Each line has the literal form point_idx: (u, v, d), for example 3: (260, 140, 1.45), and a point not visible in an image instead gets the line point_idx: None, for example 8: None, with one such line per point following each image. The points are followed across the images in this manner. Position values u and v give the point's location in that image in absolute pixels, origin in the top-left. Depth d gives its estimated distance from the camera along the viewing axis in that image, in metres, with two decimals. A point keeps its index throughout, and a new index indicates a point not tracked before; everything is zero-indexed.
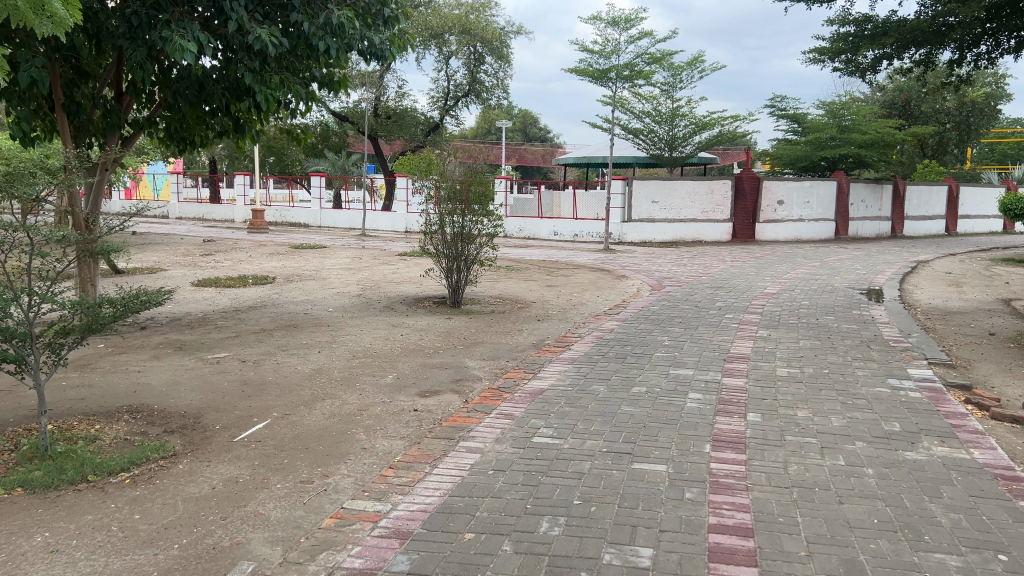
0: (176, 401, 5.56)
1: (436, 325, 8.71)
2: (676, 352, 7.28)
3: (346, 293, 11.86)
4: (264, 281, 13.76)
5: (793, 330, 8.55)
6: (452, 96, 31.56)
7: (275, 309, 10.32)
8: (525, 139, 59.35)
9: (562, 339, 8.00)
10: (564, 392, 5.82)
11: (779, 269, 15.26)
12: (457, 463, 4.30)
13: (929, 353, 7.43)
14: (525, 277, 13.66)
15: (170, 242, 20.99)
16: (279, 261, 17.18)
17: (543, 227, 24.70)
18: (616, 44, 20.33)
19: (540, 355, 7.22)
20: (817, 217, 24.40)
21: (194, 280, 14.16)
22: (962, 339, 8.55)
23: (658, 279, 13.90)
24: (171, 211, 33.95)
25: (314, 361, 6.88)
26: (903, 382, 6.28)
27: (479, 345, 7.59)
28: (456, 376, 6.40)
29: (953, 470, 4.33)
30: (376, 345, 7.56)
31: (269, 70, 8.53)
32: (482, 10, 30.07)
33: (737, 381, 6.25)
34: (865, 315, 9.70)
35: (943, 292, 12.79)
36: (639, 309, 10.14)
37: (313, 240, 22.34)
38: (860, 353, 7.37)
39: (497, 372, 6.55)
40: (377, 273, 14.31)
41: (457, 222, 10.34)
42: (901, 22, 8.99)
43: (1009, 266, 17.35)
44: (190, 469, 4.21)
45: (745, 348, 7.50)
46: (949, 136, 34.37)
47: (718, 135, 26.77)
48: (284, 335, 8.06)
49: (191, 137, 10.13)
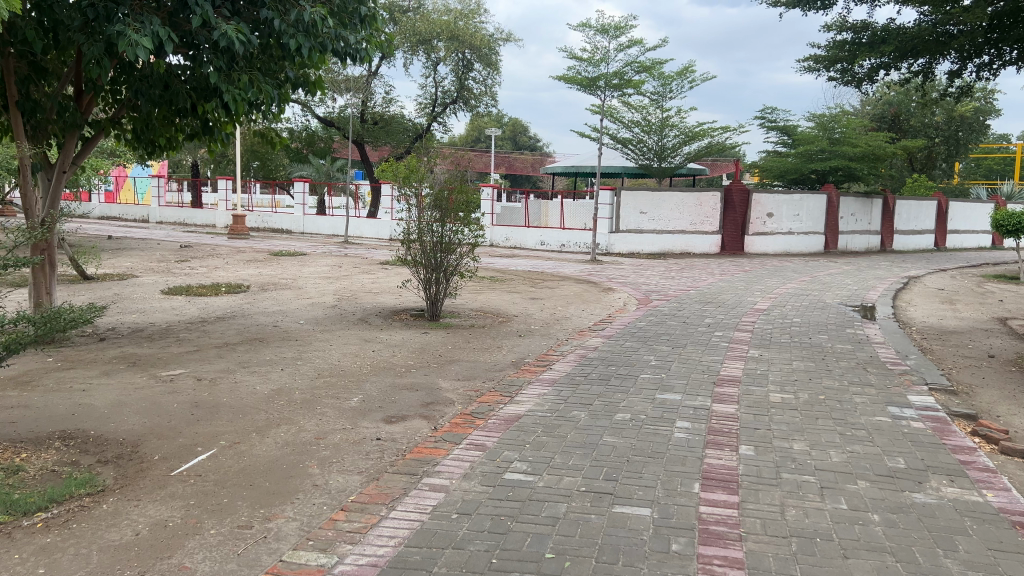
0: (117, 426, 5.08)
1: (411, 340, 8.26)
2: (663, 374, 6.87)
3: (320, 304, 11.39)
4: (238, 290, 13.27)
5: (785, 350, 8.17)
6: (440, 103, 31.16)
7: (244, 321, 9.83)
8: (514, 147, 59.06)
9: (543, 357, 7.56)
10: (541, 419, 5.38)
11: (770, 284, 14.89)
12: (417, 505, 3.85)
13: (930, 378, 7.04)
14: (509, 288, 13.24)
15: (145, 247, 20.43)
16: (256, 268, 16.70)
17: (530, 237, 24.30)
18: (605, 52, 19.95)
19: (519, 375, 6.78)
20: (807, 230, 24.11)
21: (165, 288, 13.63)
22: (960, 360, 8.19)
23: (645, 292, 13.50)
24: (151, 215, 33.38)
25: (275, 380, 6.41)
26: (904, 410, 5.87)
27: (454, 364, 7.15)
28: (427, 399, 5.94)
29: (967, 517, 3.90)
30: (344, 363, 7.10)
31: (237, 69, 8.08)
32: (471, 16, 29.67)
33: (728, 407, 5.82)
34: (859, 334, 9.31)
35: (938, 310, 12.43)
36: (625, 325, 9.73)
37: (293, 247, 21.87)
38: (856, 377, 6.98)
39: (472, 394, 6.09)
40: (356, 283, 13.85)
41: (437, 231, 9.90)
42: (899, 31, 8.66)
43: (1001, 283, 17.04)
44: (115, 510, 3.74)
45: (737, 370, 7.10)
46: (938, 150, 34.30)
47: (708, 146, 26.44)
48: (247, 350, 7.59)
49: (159, 139, 9.62)
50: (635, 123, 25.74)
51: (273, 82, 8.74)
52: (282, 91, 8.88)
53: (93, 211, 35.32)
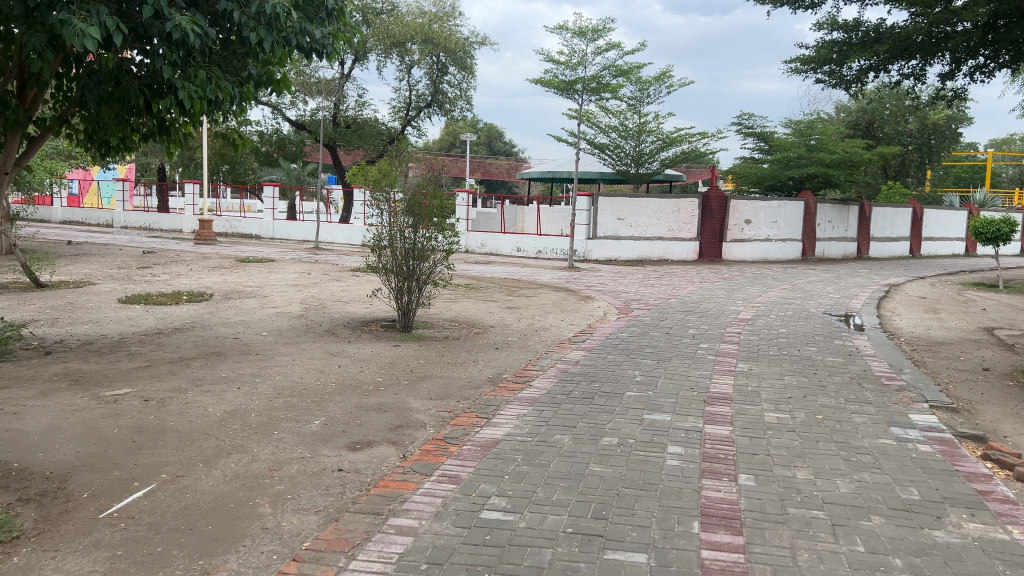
0: (44, 456, 4.53)
1: (381, 354, 7.76)
2: (649, 392, 6.42)
3: (286, 314, 10.83)
4: (199, 299, 12.65)
5: (775, 364, 7.76)
6: (414, 106, 30.65)
7: (203, 332, 9.26)
8: (490, 152, 58.77)
9: (521, 373, 7.10)
10: (521, 444, 4.91)
11: (750, 292, 14.57)
12: (381, 554, 3.36)
13: (929, 395, 6.67)
14: (484, 297, 12.78)
15: (107, 253, 19.68)
16: (221, 275, 16.09)
17: (505, 243, 23.83)
18: (583, 55, 19.58)
19: (496, 393, 6.30)
20: (784, 237, 23.90)
21: (122, 297, 12.99)
22: (955, 374, 7.85)
23: (625, 301, 13.14)
24: (116, 219, 32.43)
25: (230, 402, 5.87)
26: (908, 432, 5.49)
27: (426, 381, 6.65)
28: (395, 422, 5.44)
29: (997, 560, 3.49)
30: (306, 380, 6.58)
31: (194, 65, 7.54)
32: (446, 19, 29.23)
33: (721, 429, 5.40)
34: (848, 346, 8.97)
35: (923, 319, 12.17)
36: (606, 336, 9.31)
37: (261, 253, 21.22)
38: (852, 394, 6.57)
39: (446, 416, 5.60)
40: (325, 291, 13.30)
41: (408, 237, 9.40)
42: (889, 31, 8.43)
43: (982, 290, 16.90)
44: (26, 565, 3.20)
45: (727, 387, 6.68)
46: (911, 158, 34.46)
47: (685, 152, 26.19)
48: (202, 366, 7.05)
49: (112, 139, 9.02)
50: (612, 128, 25.39)
51: (235, 81, 8.20)
52: (245, 90, 8.36)
53: (55, 215, 34.31)
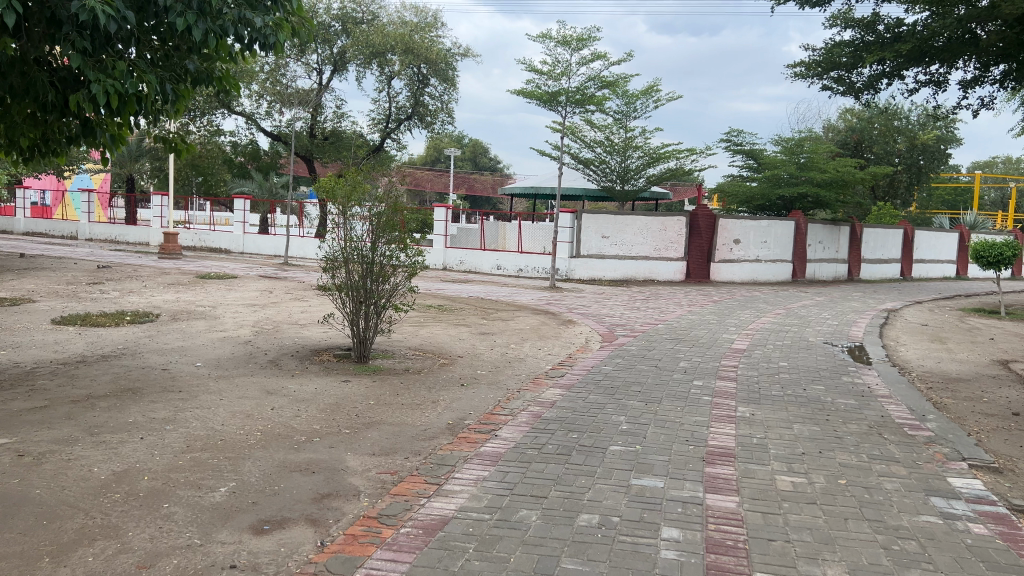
0: None
1: (326, 392, 6.69)
2: (637, 445, 5.38)
3: (232, 339, 9.72)
4: (143, 320, 11.51)
5: (780, 408, 6.73)
6: (394, 119, 29.67)
7: (131, 362, 8.13)
8: (474, 168, 57.93)
9: (487, 419, 6.03)
10: (476, 526, 3.87)
11: (744, 318, 13.62)
12: None
13: (965, 450, 5.67)
14: (456, 321, 11.72)
15: (60, 267, 18.52)
16: (176, 292, 14.97)
17: (485, 260, 22.84)
18: (567, 65, 18.68)
19: (454, 447, 5.23)
20: (774, 258, 23.00)
21: (59, 316, 11.82)
22: (984, 420, 6.89)
23: (609, 326, 12.14)
24: (80, 231, 31.18)
25: (123, 458, 4.76)
26: (954, 504, 4.49)
27: (371, 430, 5.58)
28: (323, 489, 4.38)
29: None
30: (228, 429, 5.49)
31: (110, 54, 6.43)
32: (427, 30, 28.29)
33: (727, 502, 4.37)
34: (859, 385, 7.98)
35: (930, 350, 11.24)
36: (587, 370, 8.29)
37: (225, 268, 20.12)
38: (875, 450, 5.53)
39: (386, 481, 4.53)
40: (283, 313, 12.20)
41: (367, 254, 8.32)
42: (907, 32, 7.68)
43: (984, 317, 16.03)
44: None
45: (728, 440, 5.64)
46: (901, 178, 33.83)
47: (673, 168, 25.26)
48: (110, 408, 5.93)
49: (33, 138, 7.86)
50: (596, 142, 24.47)
51: (167, 76, 7.10)
52: (180, 87, 7.27)
53: (18, 226, 32.98)
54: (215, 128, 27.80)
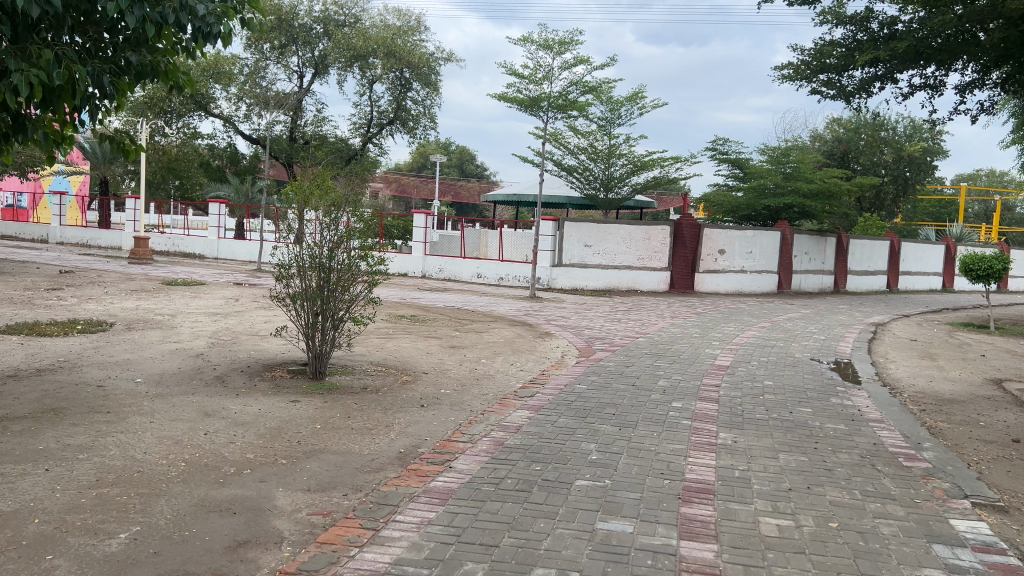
0: None
1: (269, 414, 6.11)
2: (607, 480, 4.83)
3: (183, 352, 9.09)
4: (95, 329, 10.85)
5: (764, 434, 6.20)
6: (375, 123, 29.09)
7: (66, 376, 7.51)
8: (461, 175, 57.56)
9: (443, 447, 5.46)
10: None
11: (728, 332, 13.13)
12: None
13: (969, 486, 5.16)
14: (426, 333, 11.14)
15: (21, 271, 17.81)
16: (137, 299, 14.33)
17: (465, 268, 22.28)
18: (549, 69, 18.20)
19: (400, 482, 4.65)
20: (759, 268, 22.58)
21: (6, 324, 11.14)
22: (982, 447, 6.40)
23: (588, 339, 11.61)
24: (51, 234, 30.35)
25: (18, 495, 4.16)
26: (959, 554, 3.97)
27: (311, 461, 5.00)
28: (241, 535, 3.80)
29: None
30: (149, 458, 4.90)
31: (36, 43, 5.76)
32: (410, 33, 27.76)
33: (704, 551, 3.82)
34: (848, 407, 7.47)
35: (920, 367, 10.79)
36: (560, 388, 7.76)
37: (194, 275, 19.41)
38: (869, 486, 5.01)
39: (315, 525, 3.95)
40: (245, 323, 11.58)
41: (323, 262, 7.71)
42: (903, 32, 7.29)
43: (973, 332, 15.61)
44: None
45: (707, 474, 5.08)
46: (887, 189, 33.59)
47: (657, 176, 24.83)
48: (21, 432, 5.32)
49: None
50: (580, 149, 24.01)
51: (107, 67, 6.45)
52: (122, 82, 6.52)
53: None
54: (192, 131, 27.11)
